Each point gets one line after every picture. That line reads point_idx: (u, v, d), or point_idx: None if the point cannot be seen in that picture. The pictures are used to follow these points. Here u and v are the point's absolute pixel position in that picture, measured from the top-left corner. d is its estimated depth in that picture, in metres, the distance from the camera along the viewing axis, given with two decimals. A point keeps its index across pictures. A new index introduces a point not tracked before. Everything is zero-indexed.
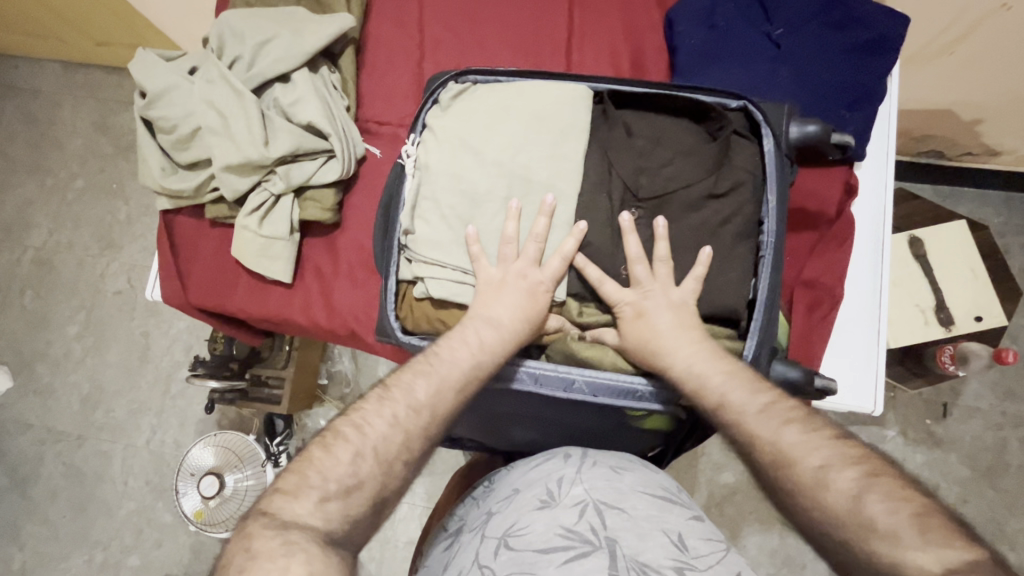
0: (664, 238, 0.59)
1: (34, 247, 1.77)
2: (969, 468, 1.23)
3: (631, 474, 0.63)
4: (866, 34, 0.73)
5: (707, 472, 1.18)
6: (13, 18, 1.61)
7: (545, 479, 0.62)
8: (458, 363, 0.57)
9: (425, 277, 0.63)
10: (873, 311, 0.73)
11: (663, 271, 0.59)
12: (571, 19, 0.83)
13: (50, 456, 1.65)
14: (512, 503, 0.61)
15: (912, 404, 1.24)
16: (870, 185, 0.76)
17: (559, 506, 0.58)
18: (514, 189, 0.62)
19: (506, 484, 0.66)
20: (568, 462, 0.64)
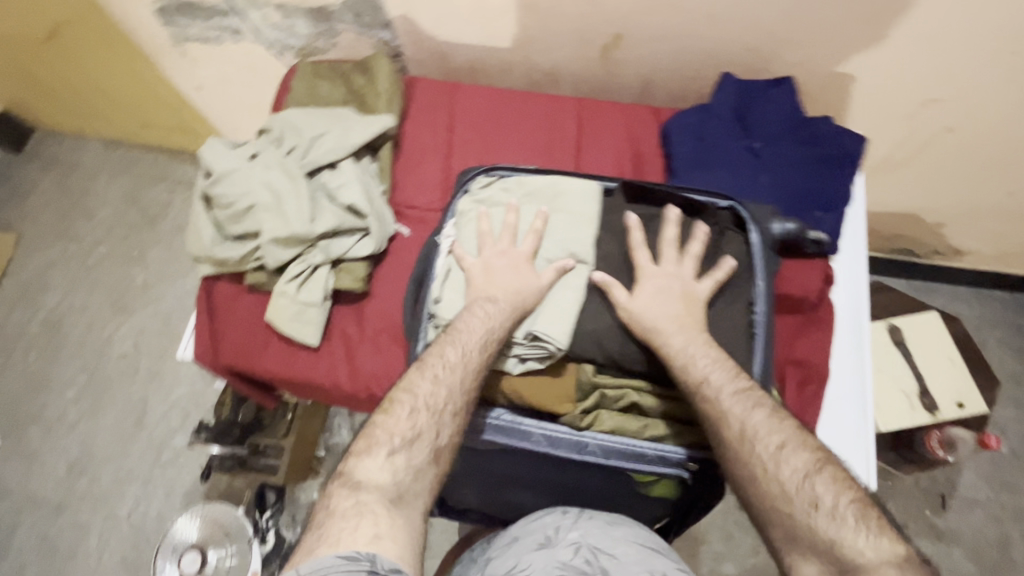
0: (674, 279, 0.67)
1: (47, 309, 1.82)
2: (975, 563, 1.22)
3: (626, 526, 0.66)
4: (832, 149, 0.86)
5: (709, 559, 1.16)
6: (70, 101, 1.78)
7: (543, 526, 0.66)
8: (476, 332, 0.64)
9: None
10: (858, 390, 0.79)
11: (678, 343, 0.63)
12: (580, 127, 0.97)
13: (24, 527, 1.58)
14: (513, 547, 0.65)
15: (910, 493, 1.26)
16: (846, 275, 0.85)
17: (557, 547, 0.62)
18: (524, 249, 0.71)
19: (506, 533, 0.68)
20: (565, 514, 0.67)
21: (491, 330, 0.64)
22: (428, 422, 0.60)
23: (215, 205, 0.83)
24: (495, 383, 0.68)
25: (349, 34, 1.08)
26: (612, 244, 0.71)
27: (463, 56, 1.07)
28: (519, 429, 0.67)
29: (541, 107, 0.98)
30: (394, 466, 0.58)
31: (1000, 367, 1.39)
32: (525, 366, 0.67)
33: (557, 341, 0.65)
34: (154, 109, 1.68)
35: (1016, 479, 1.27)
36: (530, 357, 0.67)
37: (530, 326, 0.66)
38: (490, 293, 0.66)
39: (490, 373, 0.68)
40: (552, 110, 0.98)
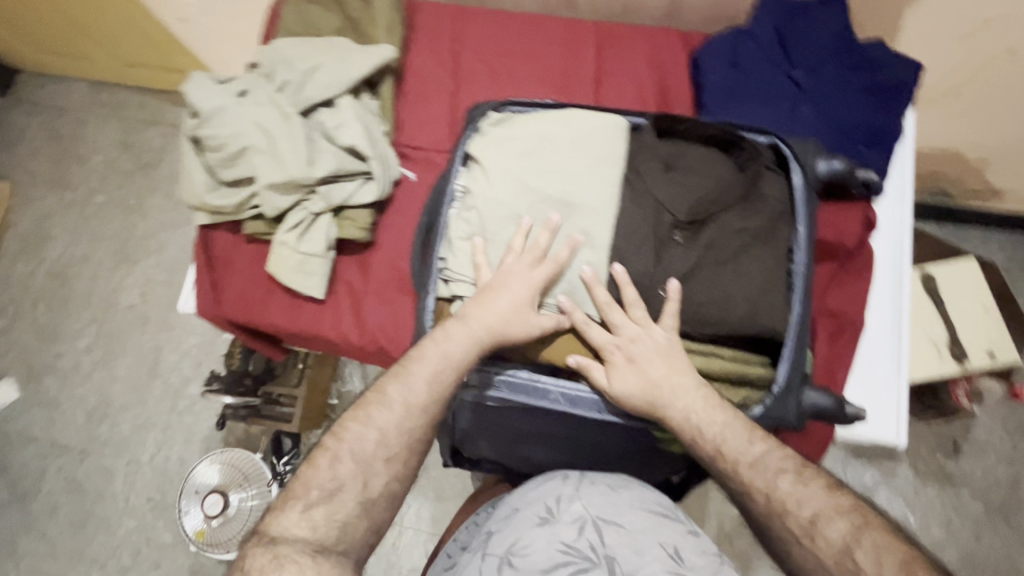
0: (629, 281, 0.59)
1: (51, 259, 1.80)
2: (983, 506, 1.22)
3: (628, 490, 0.65)
4: (884, 77, 0.77)
5: (718, 504, 1.16)
6: (50, 38, 1.68)
7: (544, 497, 0.65)
8: (428, 361, 0.59)
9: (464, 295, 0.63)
10: (893, 342, 0.75)
11: (638, 312, 0.59)
12: (599, 56, 0.87)
13: (52, 471, 1.64)
14: (513, 522, 0.63)
15: (923, 439, 1.24)
16: (888, 219, 0.78)
17: (559, 522, 0.61)
18: (534, 197, 0.62)
19: (506, 503, 0.68)
20: (566, 480, 0.66)
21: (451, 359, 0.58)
22: (353, 472, 0.56)
23: (204, 146, 0.76)
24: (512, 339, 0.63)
25: None
26: (636, 185, 0.62)
27: None
28: (538, 387, 0.62)
29: (555, 35, 0.89)
30: (313, 521, 0.53)
31: None
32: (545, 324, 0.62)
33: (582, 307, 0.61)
34: (136, 45, 1.57)
35: None
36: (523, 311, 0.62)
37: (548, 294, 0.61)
38: (464, 314, 0.59)
39: None
40: (569, 37, 0.88)
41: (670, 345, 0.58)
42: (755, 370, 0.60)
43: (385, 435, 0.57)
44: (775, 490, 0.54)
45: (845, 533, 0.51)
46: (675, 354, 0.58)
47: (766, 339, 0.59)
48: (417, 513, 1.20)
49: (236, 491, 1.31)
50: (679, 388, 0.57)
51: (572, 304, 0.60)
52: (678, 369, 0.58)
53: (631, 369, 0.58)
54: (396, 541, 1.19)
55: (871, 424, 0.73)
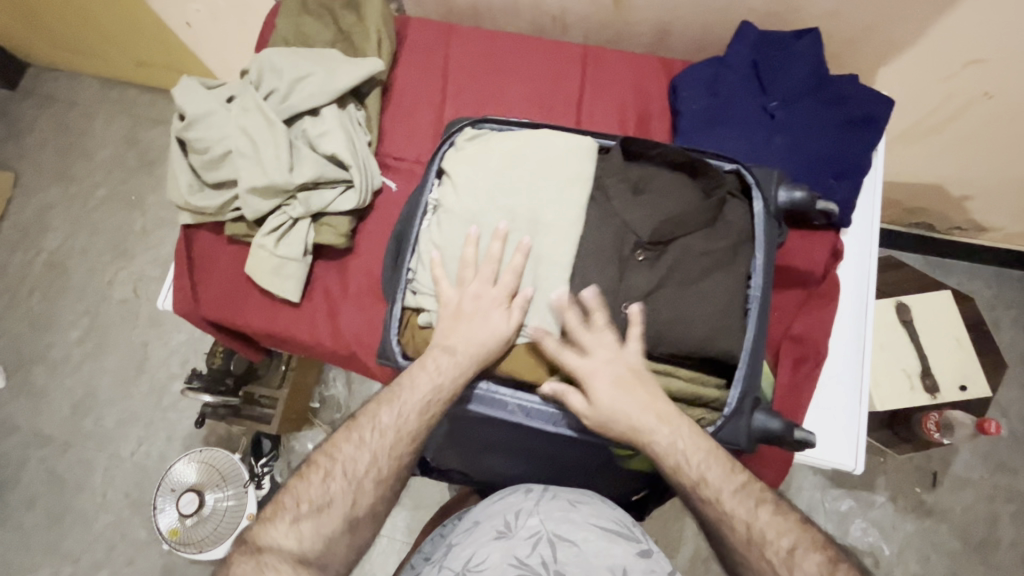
0: (597, 305, 0.60)
1: (48, 250, 1.82)
2: (960, 541, 1.22)
3: (587, 506, 0.65)
4: (855, 112, 0.79)
5: (693, 527, 1.15)
6: (62, 35, 1.73)
7: (505, 511, 0.66)
8: (419, 390, 0.60)
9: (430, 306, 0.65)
10: (856, 370, 0.76)
11: (605, 332, 0.60)
12: (583, 79, 0.90)
13: (33, 462, 1.64)
14: (471, 535, 0.65)
15: (902, 470, 1.24)
16: (855, 250, 0.80)
17: (515, 537, 0.62)
18: (502, 214, 0.64)
19: (469, 517, 0.69)
20: (528, 495, 0.67)
21: (438, 390, 0.60)
22: (343, 488, 0.58)
23: (190, 148, 0.78)
24: None
25: None
26: (602, 206, 0.63)
27: None
28: (493, 398, 0.63)
29: (542, 56, 0.91)
30: (301, 533, 0.56)
31: (1010, 349, 1.34)
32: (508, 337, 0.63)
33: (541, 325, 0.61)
34: (146, 44, 1.62)
35: (1013, 462, 1.25)
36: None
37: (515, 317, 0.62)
38: (448, 344, 0.61)
39: None
40: (554, 60, 0.91)
41: (637, 366, 0.59)
42: (709, 391, 0.61)
43: (377, 457, 0.59)
44: (752, 520, 0.55)
45: (822, 565, 0.52)
46: (640, 377, 0.59)
47: (720, 361, 0.61)
48: (392, 522, 1.20)
49: (212, 491, 1.31)
50: (642, 407, 0.58)
51: (542, 333, 0.61)
52: (643, 390, 0.59)
53: (612, 393, 0.58)
54: (369, 549, 1.19)
55: (829, 450, 0.74)
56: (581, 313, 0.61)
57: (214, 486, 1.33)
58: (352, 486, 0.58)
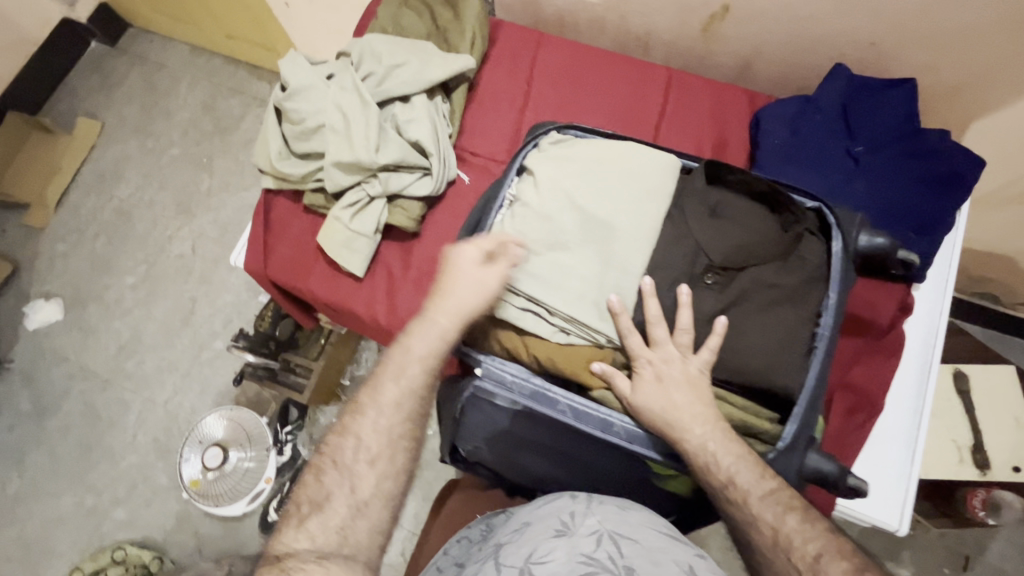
0: (688, 304, 0.59)
1: (119, 198, 1.93)
2: None
3: (638, 514, 0.64)
4: (943, 167, 0.77)
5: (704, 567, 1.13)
6: (164, 1, 1.84)
7: (556, 512, 0.64)
8: (400, 364, 0.61)
9: (492, 295, 0.65)
10: (910, 430, 0.73)
11: (683, 339, 0.59)
12: (665, 101, 0.91)
13: (74, 393, 1.73)
14: (526, 534, 0.63)
15: (931, 547, 1.19)
16: (926, 307, 0.78)
17: (575, 535, 0.61)
18: (579, 220, 0.65)
19: (517, 517, 0.67)
20: (577, 500, 0.65)
21: (418, 362, 0.61)
22: (338, 480, 0.57)
23: (287, 117, 0.82)
24: (531, 348, 0.64)
25: None
26: (678, 224, 0.64)
27: (553, 6, 1.07)
28: (542, 394, 0.62)
29: (626, 74, 0.93)
30: (309, 530, 0.55)
31: None
32: (568, 340, 0.63)
33: (602, 334, 0.62)
34: (239, 17, 1.71)
35: None
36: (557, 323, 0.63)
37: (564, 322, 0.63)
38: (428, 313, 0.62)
39: (527, 336, 0.64)
40: (638, 79, 0.92)
41: (700, 378, 0.59)
42: (763, 423, 0.60)
43: (364, 438, 0.59)
44: (782, 524, 0.53)
45: None
46: (702, 389, 0.59)
47: (777, 397, 0.60)
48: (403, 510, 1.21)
49: (236, 450, 1.37)
50: (691, 411, 0.58)
51: (621, 307, 0.60)
52: (700, 399, 0.59)
53: (658, 389, 0.59)
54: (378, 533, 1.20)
55: (873, 508, 0.71)
56: (662, 308, 0.61)
57: (239, 445, 1.38)
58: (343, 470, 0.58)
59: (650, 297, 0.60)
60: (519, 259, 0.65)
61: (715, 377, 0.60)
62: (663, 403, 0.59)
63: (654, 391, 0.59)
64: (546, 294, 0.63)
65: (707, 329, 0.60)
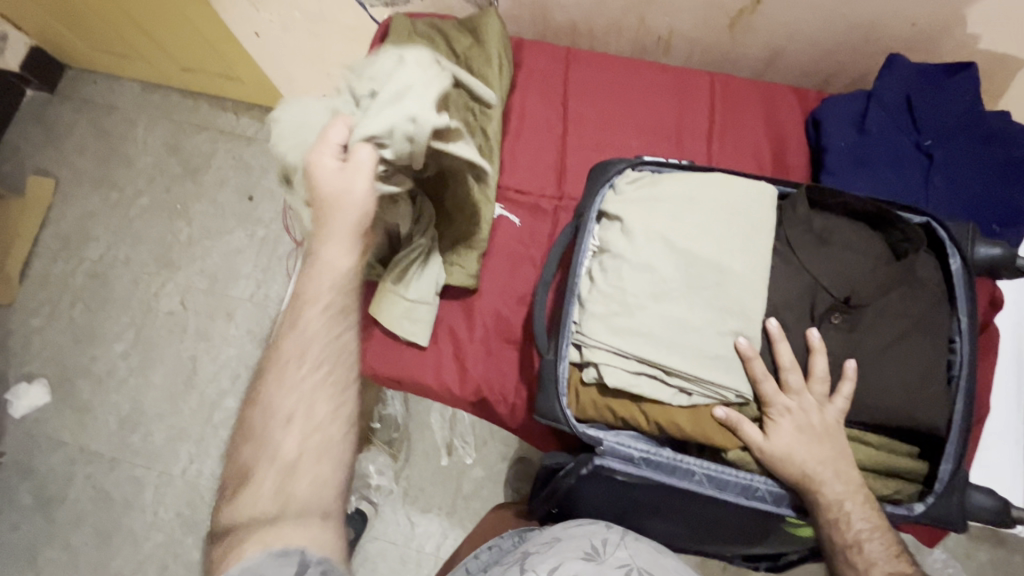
0: (822, 351, 0.56)
1: (90, 260, 1.77)
2: None
3: (671, 558, 0.65)
4: (1016, 152, 0.75)
5: None
6: (108, 39, 1.68)
7: (590, 535, 0.66)
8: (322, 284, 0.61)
9: (599, 363, 0.59)
10: (1017, 425, 0.73)
11: (819, 388, 0.56)
12: (713, 108, 0.85)
13: (79, 478, 1.60)
14: (555, 548, 0.65)
15: None
16: (1012, 296, 0.76)
17: (604, 562, 0.62)
18: (684, 267, 0.59)
19: (547, 531, 0.69)
20: (612, 529, 0.66)
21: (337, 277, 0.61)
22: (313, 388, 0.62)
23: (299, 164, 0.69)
24: (652, 415, 0.58)
25: None
26: (788, 261, 0.60)
27: (566, 14, 0.99)
28: (673, 465, 0.58)
29: (667, 83, 0.87)
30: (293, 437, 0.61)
31: None
32: (692, 402, 0.58)
33: (736, 388, 0.57)
34: (198, 48, 1.57)
35: None
36: (678, 383, 0.57)
37: (686, 382, 0.57)
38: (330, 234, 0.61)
39: (644, 403, 0.59)
40: (680, 86, 0.87)
41: (837, 428, 0.56)
42: (907, 464, 0.57)
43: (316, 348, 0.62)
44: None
45: None
46: (839, 443, 0.56)
47: (922, 434, 0.56)
48: None
49: None
50: (835, 467, 0.55)
51: (752, 352, 0.56)
52: (841, 450, 0.55)
53: (801, 444, 0.55)
54: None
55: None
56: (793, 353, 0.57)
57: None
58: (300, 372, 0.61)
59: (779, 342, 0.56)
60: (624, 317, 0.59)
61: (848, 421, 0.57)
62: (793, 468, 0.55)
63: (796, 442, 0.55)
64: (665, 357, 0.57)
65: (837, 374, 0.57)
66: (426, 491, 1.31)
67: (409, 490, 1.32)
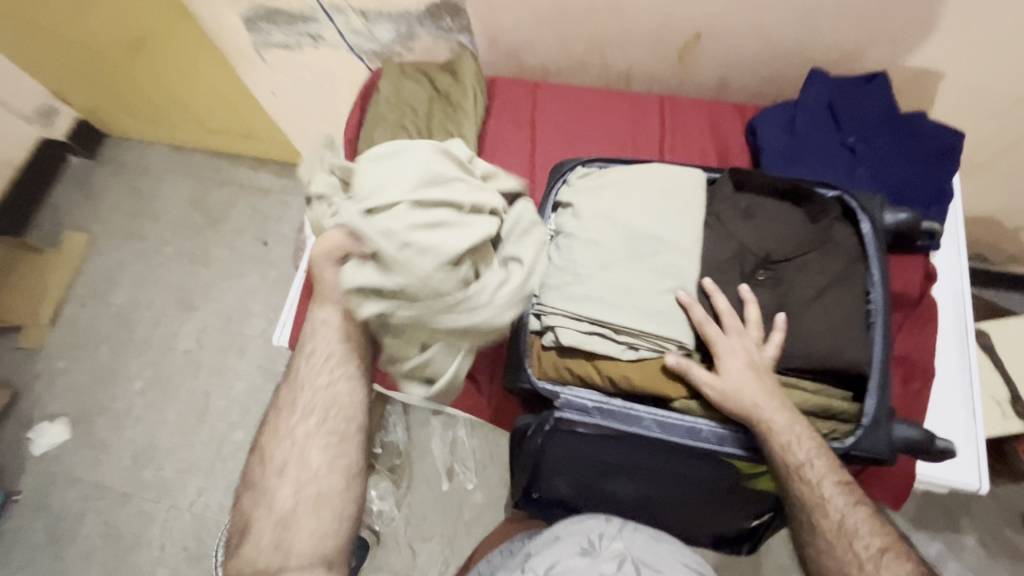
0: (753, 301, 0.64)
1: (115, 305, 1.91)
2: None
3: (669, 545, 0.74)
4: (935, 143, 0.84)
5: None
6: (144, 109, 1.89)
7: (587, 531, 0.74)
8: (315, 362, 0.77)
9: (554, 326, 0.67)
10: (965, 389, 0.77)
11: (754, 331, 0.63)
12: (663, 121, 0.97)
13: (91, 514, 1.65)
14: (554, 546, 0.74)
15: None
16: (946, 271, 0.83)
17: (600, 555, 0.71)
18: (626, 239, 0.67)
19: (550, 530, 0.78)
20: (608, 523, 0.75)
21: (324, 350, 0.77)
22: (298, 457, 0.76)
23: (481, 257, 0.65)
24: (604, 370, 0.65)
25: (427, 38, 1.17)
26: (718, 231, 0.68)
27: (537, 57, 1.15)
28: (624, 412, 0.64)
29: (622, 103, 1.00)
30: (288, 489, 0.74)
31: None
32: (639, 355, 0.64)
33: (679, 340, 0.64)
34: (221, 112, 1.77)
35: None
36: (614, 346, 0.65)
37: (633, 336, 0.64)
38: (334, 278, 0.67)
39: (597, 360, 0.65)
40: (634, 105, 0.99)
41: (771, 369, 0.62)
42: (840, 404, 0.62)
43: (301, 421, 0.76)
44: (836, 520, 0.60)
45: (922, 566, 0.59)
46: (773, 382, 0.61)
47: (852, 374, 0.62)
48: None
49: None
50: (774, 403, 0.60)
51: (691, 301, 0.63)
52: (774, 387, 0.61)
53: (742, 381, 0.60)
54: None
55: (946, 472, 0.74)
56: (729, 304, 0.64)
57: None
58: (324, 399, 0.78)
59: (711, 295, 0.64)
60: (576, 283, 0.67)
61: (783, 365, 0.63)
62: (737, 405, 0.60)
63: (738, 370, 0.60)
64: (610, 315, 0.64)
65: (769, 325, 0.64)
66: (428, 516, 1.35)
67: (410, 517, 1.35)
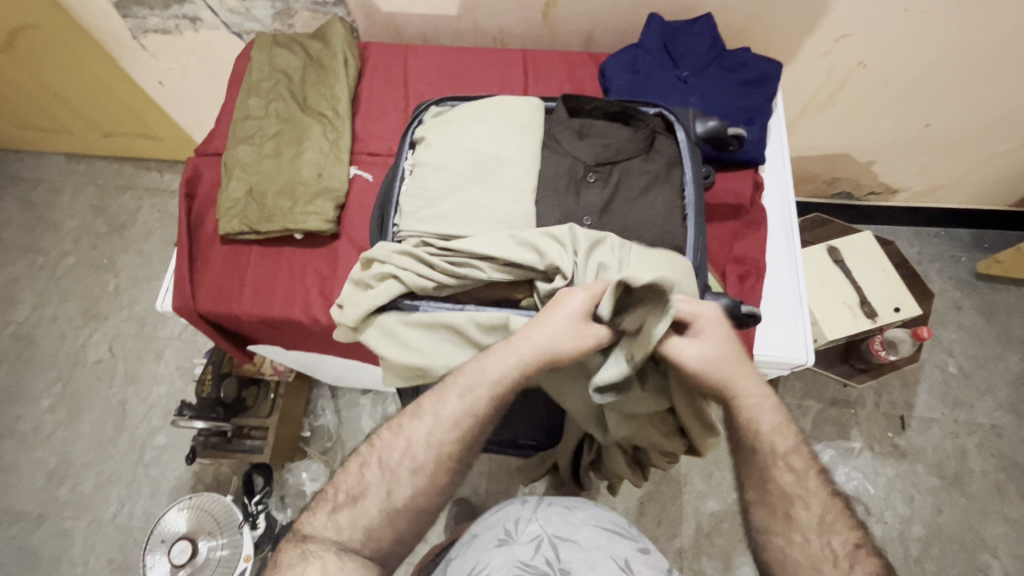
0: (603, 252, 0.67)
1: (16, 322, 1.79)
2: (938, 477, 1.37)
3: (583, 511, 0.76)
4: (752, 72, 0.96)
5: (692, 504, 1.32)
6: (31, 116, 1.79)
7: (504, 520, 0.75)
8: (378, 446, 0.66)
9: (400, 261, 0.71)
10: (793, 280, 0.88)
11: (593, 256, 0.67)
12: (525, 74, 1.04)
13: (4, 540, 1.54)
14: (473, 545, 0.74)
15: (872, 418, 1.41)
16: (774, 182, 0.94)
17: (517, 542, 0.71)
18: (475, 160, 0.74)
19: (468, 531, 0.78)
20: (525, 505, 0.76)
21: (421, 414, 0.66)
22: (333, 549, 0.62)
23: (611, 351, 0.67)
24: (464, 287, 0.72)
25: (305, 13, 1.18)
26: (554, 148, 0.76)
27: (414, 25, 1.17)
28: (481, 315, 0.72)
29: (488, 60, 1.06)
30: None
31: (944, 297, 1.55)
32: (488, 275, 0.69)
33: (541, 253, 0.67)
34: (112, 110, 1.69)
35: (966, 397, 1.44)
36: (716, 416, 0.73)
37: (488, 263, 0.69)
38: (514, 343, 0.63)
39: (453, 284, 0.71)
40: (499, 61, 1.06)
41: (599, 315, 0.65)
42: None
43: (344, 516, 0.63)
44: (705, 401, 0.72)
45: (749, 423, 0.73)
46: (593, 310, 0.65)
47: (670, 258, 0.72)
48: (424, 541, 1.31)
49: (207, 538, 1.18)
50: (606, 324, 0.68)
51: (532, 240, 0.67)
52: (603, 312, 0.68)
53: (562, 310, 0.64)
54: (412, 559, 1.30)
55: (780, 350, 0.85)
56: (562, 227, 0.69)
57: (208, 533, 1.20)
58: (388, 477, 0.63)
59: (538, 196, 0.73)
60: (431, 204, 0.74)
61: None
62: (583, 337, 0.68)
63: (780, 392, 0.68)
64: (457, 228, 0.72)
65: (604, 217, 0.72)
66: None
67: None
